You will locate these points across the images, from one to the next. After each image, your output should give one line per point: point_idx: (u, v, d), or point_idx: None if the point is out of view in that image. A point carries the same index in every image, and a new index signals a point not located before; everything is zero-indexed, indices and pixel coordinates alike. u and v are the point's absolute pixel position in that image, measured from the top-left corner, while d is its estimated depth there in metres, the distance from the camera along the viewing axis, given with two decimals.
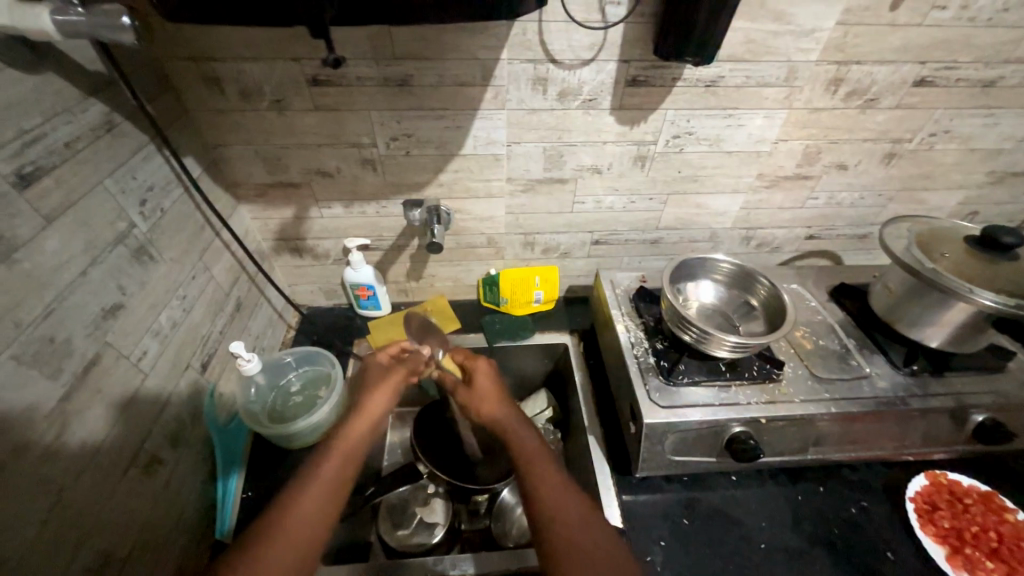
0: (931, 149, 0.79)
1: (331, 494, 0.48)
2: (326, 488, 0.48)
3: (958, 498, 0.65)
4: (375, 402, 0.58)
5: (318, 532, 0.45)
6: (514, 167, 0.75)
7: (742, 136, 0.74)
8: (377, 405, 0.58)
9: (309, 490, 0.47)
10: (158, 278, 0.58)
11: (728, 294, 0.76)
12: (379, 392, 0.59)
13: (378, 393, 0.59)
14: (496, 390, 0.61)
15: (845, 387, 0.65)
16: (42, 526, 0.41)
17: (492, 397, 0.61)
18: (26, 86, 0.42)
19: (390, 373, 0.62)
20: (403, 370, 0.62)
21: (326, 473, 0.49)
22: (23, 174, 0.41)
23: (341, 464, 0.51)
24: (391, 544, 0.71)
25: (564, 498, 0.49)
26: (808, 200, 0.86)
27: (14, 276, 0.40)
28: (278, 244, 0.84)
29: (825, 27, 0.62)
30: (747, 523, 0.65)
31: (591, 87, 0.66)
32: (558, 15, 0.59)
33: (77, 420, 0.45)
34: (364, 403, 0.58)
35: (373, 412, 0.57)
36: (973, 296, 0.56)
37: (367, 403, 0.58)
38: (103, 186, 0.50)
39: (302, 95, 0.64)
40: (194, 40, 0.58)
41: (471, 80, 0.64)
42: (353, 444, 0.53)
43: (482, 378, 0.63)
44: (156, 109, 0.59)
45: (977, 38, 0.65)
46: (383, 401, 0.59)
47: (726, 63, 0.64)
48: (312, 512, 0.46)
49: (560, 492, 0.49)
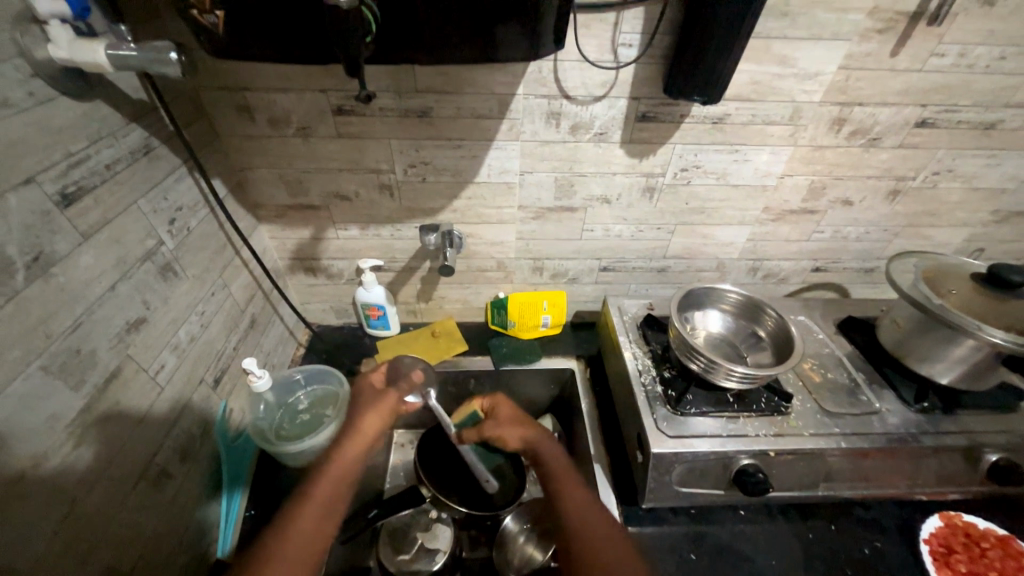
0: (935, 187, 0.81)
1: (324, 510, 0.50)
2: (319, 505, 0.51)
3: (974, 542, 0.64)
4: (365, 423, 0.61)
5: (314, 547, 0.47)
6: (526, 195, 0.77)
7: (748, 170, 0.76)
8: (371, 426, 0.61)
9: (302, 509, 0.50)
10: (181, 294, 0.60)
11: (736, 324, 0.76)
12: (372, 415, 0.62)
13: (372, 417, 0.62)
14: (517, 417, 0.67)
15: (855, 421, 0.65)
16: (53, 538, 0.41)
17: (512, 421, 0.67)
18: (76, 113, 0.45)
19: (383, 397, 0.65)
20: (394, 395, 0.66)
21: (320, 490, 0.52)
22: (66, 193, 0.44)
23: (332, 482, 0.53)
24: (391, 568, 0.69)
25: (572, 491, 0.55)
26: (813, 234, 0.87)
27: (49, 288, 0.42)
28: (293, 263, 0.86)
29: (827, 71, 0.65)
30: (757, 560, 0.64)
31: (602, 122, 0.69)
32: (572, 54, 0.62)
33: (93, 434, 0.46)
34: (357, 422, 0.61)
35: (366, 432, 0.61)
36: (982, 333, 0.56)
37: (362, 423, 0.61)
38: (138, 205, 0.53)
39: (327, 123, 0.67)
40: (231, 73, 0.62)
41: (487, 113, 0.67)
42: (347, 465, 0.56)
43: (501, 408, 0.69)
44: (190, 134, 0.62)
45: (976, 83, 0.67)
46: (376, 423, 0.62)
47: (732, 102, 0.67)
48: (307, 526, 0.48)
49: (576, 498, 0.54)
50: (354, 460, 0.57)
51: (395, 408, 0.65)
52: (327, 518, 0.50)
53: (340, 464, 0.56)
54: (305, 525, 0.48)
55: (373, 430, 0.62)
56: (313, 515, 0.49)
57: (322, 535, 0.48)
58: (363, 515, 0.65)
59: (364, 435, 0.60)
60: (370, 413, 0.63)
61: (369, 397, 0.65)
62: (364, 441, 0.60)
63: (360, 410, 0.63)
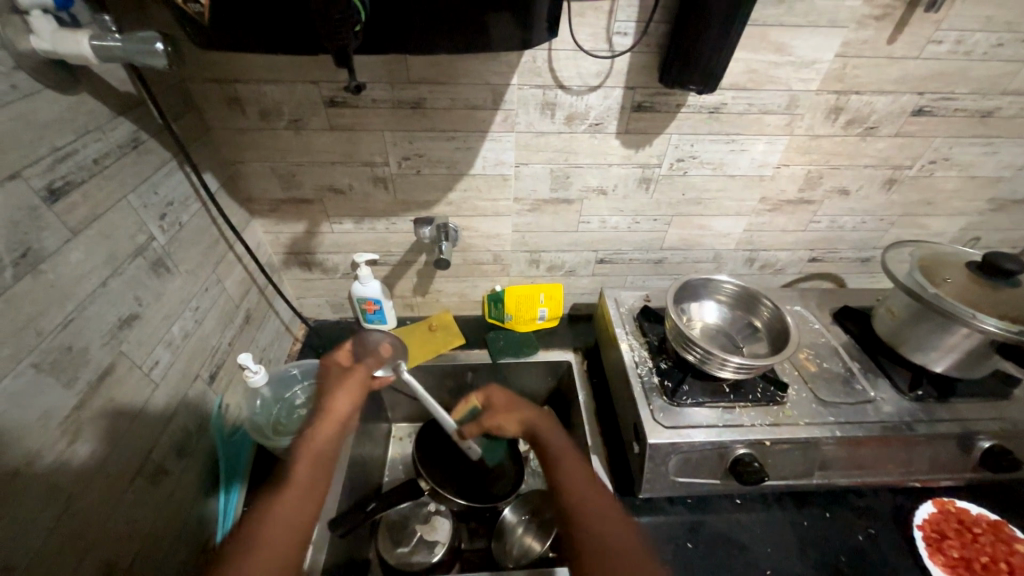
0: (932, 176, 0.81)
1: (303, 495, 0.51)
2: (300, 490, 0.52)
3: (967, 527, 0.64)
4: (338, 402, 0.63)
5: (297, 528, 0.48)
6: (522, 187, 0.77)
7: (745, 160, 0.75)
8: (342, 404, 0.63)
9: (283, 495, 0.50)
10: (173, 290, 0.59)
11: (732, 315, 0.76)
12: (342, 394, 0.64)
13: (343, 397, 0.64)
14: (513, 404, 0.69)
15: (849, 410, 0.65)
16: (50, 534, 0.41)
17: (512, 408, 0.68)
18: (61, 106, 0.44)
19: (349, 376, 0.67)
20: (361, 372, 0.68)
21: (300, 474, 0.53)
22: (53, 189, 0.43)
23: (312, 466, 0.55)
24: (390, 561, 0.69)
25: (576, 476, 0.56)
26: (810, 224, 0.87)
27: (39, 285, 0.41)
28: (288, 257, 0.85)
29: (825, 58, 0.64)
30: (753, 548, 0.64)
31: (598, 112, 0.68)
32: (567, 43, 0.61)
33: (88, 430, 0.46)
34: (328, 402, 0.63)
35: (337, 411, 0.62)
36: (976, 322, 0.56)
37: (333, 403, 0.63)
38: (128, 200, 0.52)
39: (320, 115, 0.66)
40: (220, 65, 0.61)
41: (481, 104, 0.66)
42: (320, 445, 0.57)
43: (497, 393, 0.71)
44: (180, 127, 0.61)
45: (974, 70, 0.67)
46: (347, 400, 0.64)
47: (728, 91, 0.67)
48: (286, 513, 0.48)
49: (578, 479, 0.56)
50: (329, 438, 0.59)
51: (363, 382, 0.67)
52: (307, 501, 0.51)
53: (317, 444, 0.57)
54: (287, 510, 0.49)
55: (347, 407, 0.63)
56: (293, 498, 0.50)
57: (300, 520, 0.49)
58: (362, 508, 0.64)
59: (338, 413, 0.62)
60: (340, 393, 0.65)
61: (337, 378, 0.68)
62: (336, 420, 0.61)
63: (331, 390, 0.65)
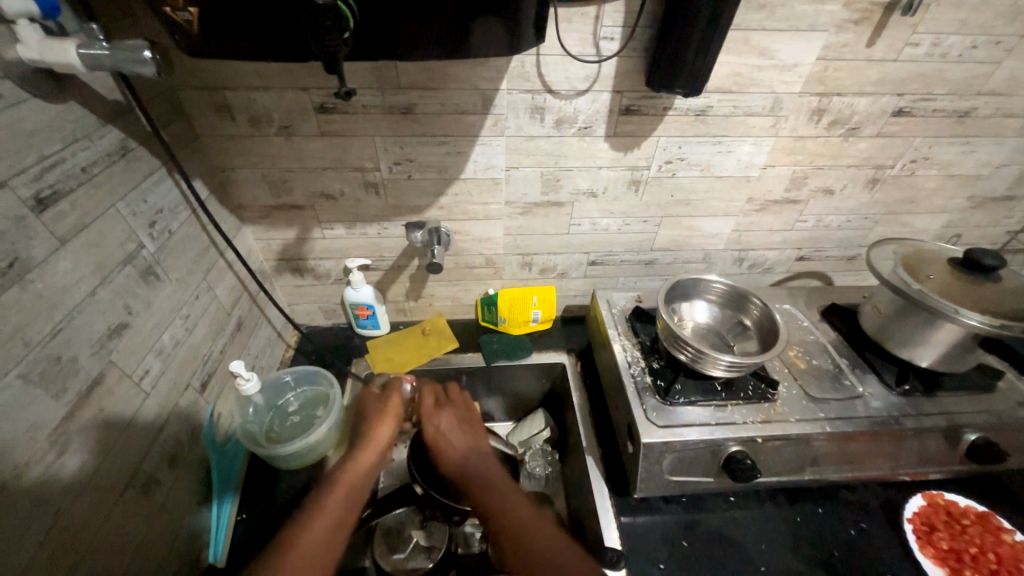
0: (913, 175, 0.83)
1: (334, 524, 0.51)
2: (331, 517, 0.52)
3: (955, 519, 0.66)
4: (380, 433, 0.63)
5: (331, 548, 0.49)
6: (512, 191, 0.77)
7: (732, 162, 0.77)
8: (382, 435, 0.63)
9: (314, 518, 0.51)
10: (164, 298, 0.59)
11: (721, 313, 0.77)
12: (382, 424, 0.64)
13: (381, 423, 0.65)
14: (467, 410, 0.69)
15: (838, 406, 0.66)
16: (40, 547, 0.40)
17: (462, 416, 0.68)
18: (49, 114, 0.44)
19: (386, 400, 0.68)
20: (399, 397, 0.68)
21: (334, 500, 0.54)
22: (41, 198, 0.43)
23: (345, 495, 0.55)
24: (386, 567, 0.70)
25: (519, 502, 0.56)
26: (797, 223, 0.89)
27: (26, 296, 0.41)
28: (280, 264, 0.85)
29: (806, 61, 0.65)
30: (747, 545, 0.65)
31: (586, 116, 0.69)
32: (554, 48, 0.62)
33: (77, 442, 0.45)
34: (369, 435, 0.62)
35: (377, 444, 0.62)
36: (959, 317, 0.58)
37: (373, 433, 0.63)
38: (116, 208, 0.52)
39: (310, 122, 0.66)
40: (210, 73, 0.61)
41: (471, 108, 0.67)
42: (354, 478, 0.57)
43: (451, 407, 0.68)
44: (170, 135, 0.61)
45: (951, 72, 0.69)
46: (386, 432, 0.64)
47: (714, 94, 0.68)
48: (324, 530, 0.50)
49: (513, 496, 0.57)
50: (370, 467, 0.59)
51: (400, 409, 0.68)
52: (339, 529, 0.51)
53: (355, 472, 0.57)
54: (319, 533, 0.50)
55: (387, 438, 0.64)
56: (322, 527, 0.51)
57: (334, 543, 0.50)
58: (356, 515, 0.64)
59: (376, 445, 0.62)
60: (379, 423, 0.65)
61: (374, 403, 0.67)
62: (376, 451, 0.61)
63: (374, 421, 0.65)
